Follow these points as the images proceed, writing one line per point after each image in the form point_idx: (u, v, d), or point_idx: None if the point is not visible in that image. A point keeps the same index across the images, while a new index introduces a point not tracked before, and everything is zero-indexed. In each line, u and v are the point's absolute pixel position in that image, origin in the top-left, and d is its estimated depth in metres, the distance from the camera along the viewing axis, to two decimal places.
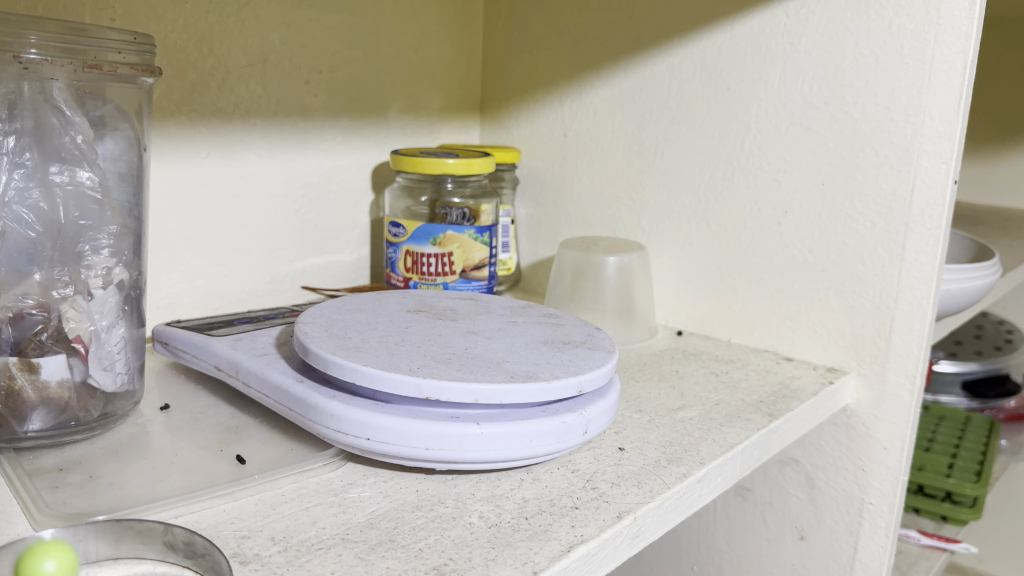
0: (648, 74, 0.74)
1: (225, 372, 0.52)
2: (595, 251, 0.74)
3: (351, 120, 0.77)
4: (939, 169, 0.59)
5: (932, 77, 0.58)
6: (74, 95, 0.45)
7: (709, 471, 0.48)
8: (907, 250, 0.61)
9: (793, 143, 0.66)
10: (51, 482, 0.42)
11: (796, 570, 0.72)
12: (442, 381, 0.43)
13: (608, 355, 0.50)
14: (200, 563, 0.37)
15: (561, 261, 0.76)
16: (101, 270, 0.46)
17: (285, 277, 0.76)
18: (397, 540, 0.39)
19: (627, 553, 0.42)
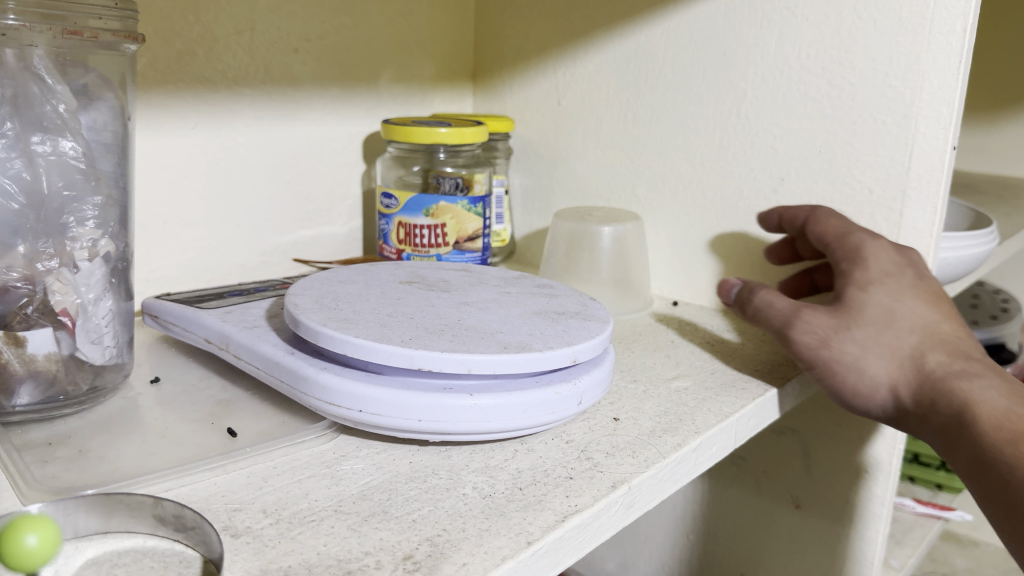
0: (643, 40, 0.73)
1: (215, 345, 0.51)
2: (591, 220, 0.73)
3: (341, 89, 0.76)
4: (938, 135, 0.58)
5: (931, 41, 0.57)
6: (55, 63, 0.44)
7: (704, 441, 0.48)
8: (905, 218, 0.61)
9: (790, 110, 0.65)
10: (40, 456, 0.42)
11: (792, 539, 0.72)
12: (435, 352, 0.43)
13: (603, 325, 0.50)
14: (191, 536, 0.37)
15: (556, 230, 0.75)
16: (86, 242, 0.45)
17: (277, 249, 0.75)
18: (390, 512, 0.39)
19: (622, 523, 0.42)
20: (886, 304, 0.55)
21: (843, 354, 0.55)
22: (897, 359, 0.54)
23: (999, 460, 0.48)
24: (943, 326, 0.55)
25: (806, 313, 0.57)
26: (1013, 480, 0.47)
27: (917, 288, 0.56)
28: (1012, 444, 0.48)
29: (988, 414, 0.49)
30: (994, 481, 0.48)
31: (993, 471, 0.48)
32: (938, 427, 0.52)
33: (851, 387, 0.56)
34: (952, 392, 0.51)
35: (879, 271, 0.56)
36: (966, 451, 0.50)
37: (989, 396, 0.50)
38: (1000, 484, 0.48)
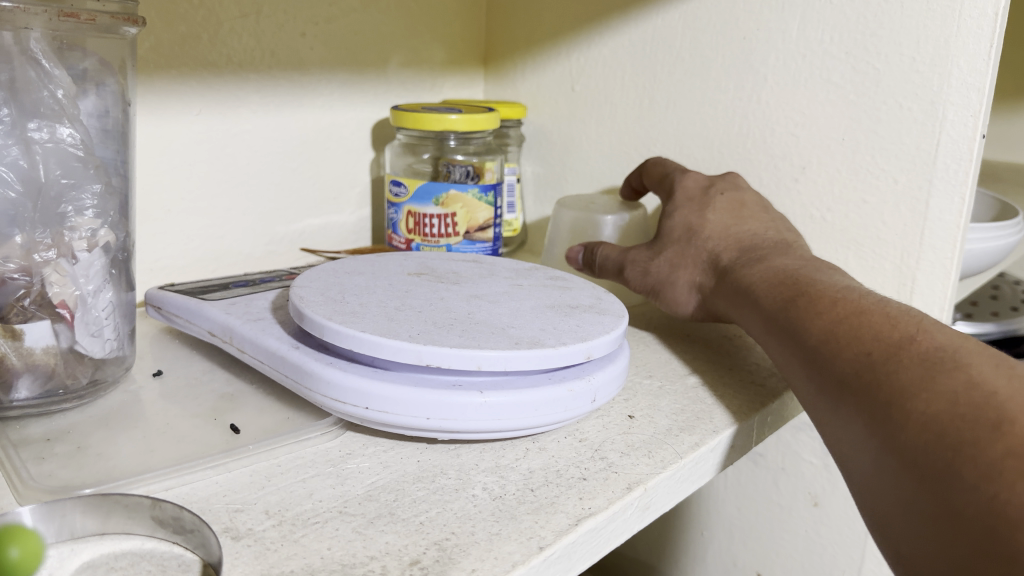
0: (659, 24, 0.71)
1: (219, 338, 0.50)
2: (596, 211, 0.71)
3: (349, 75, 0.75)
4: (967, 122, 0.56)
5: (960, 24, 0.55)
6: (52, 47, 0.42)
7: (722, 440, 0.46)
8: (931, 208, 0.59)
9: (812, 96, 0.63)
10: (38, 452, 0.41)
11: (809, 537, 0.71)
12: (444, 348, 0.41)
13: (618, 320, 0.48)
14: (190, 538, 0.36)
15: (559, 220, 0.73)
16: (85, 232, 0.44)
17: (283, 238, 0.73)
18: (397, 514, 0.37)
19: (637, 526, 0.40)
20: (683, 220, 0.62)
21: (657, 273, 0.61)
22: (699, 263, 0.60)
23: (778, 322, 0.49)
24: (744, 228, 0.60)
25: (632, 250, 0.63)
26: (791, 332, 0.47)
27: (717, 202, 0.61)
28: (787, 303, 0.49)
29: (764, 285, 0.52)
30: (779, 342, 0.48)
31: (778, 332, 0.49)
32: (738, 309, 0.55)
33: (675, 305, 0.61)
34: (736, 273, 0.56)
35: (686, 199, 0.62)
36: (753, 319, 0.52)
37: (761, 270, 0.54)
38: (784, 341, 0.48)
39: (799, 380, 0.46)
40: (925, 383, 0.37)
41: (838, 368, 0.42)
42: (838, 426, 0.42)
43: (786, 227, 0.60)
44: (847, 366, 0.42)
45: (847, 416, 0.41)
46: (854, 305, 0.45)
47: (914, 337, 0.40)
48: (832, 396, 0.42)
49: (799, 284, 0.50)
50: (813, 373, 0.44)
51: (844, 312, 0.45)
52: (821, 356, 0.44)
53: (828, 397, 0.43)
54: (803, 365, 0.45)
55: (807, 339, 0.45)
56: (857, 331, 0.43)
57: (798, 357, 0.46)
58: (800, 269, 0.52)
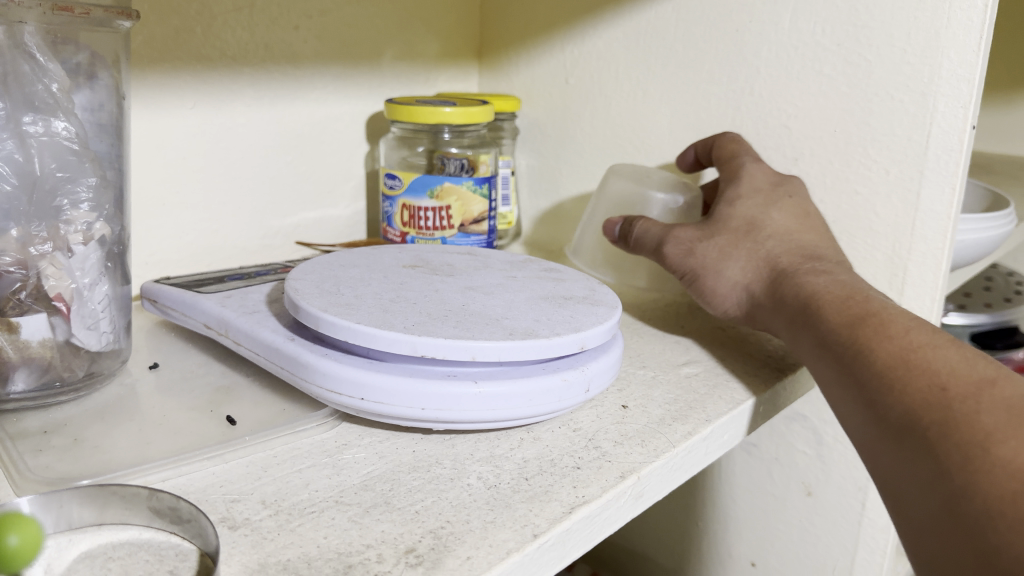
0: (652, 17, 0.71)
1: (215, 330, 0.50)
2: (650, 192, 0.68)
3: (343, 68, 0.75)
4: (957, 113, 0.56)
5: (950, 16, 0.55)
6: (46, 41, 0.42)
7: (715, 429, 0.47)
8: (922, 199, 0.59)
9: (804, 88, 0.63)
10: (35, 445, 0.41)
11: (803, 526, 0.71)
12: (438, 339, 0.41)
13: (612, 311, 0.48)
14: (186, 529, 0.35)
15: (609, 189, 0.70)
16: (81, 225, 0.44)
17: (278, 232, 0.74)
18: (393, 503, 0.38)
19: (630, 514, 0.41)
20: (739, 214, 0.59)
21: (701, 263, 0.59)
22: (750, 261, 0.58)
23: (840, 337, 0.47)
24: (801, 236, 0.58)
25: (677, 231, 0.61)
26: (855, 349, 0.46)
27: (784, 202, 0.59)
28: (855, 322, 0.47)
29: (828, 297, 0.50)
30: (835, 356, 0.47)
31: (837, 347, 0.47)
32: (784, 319, 0.54)
33: (711, 299, 0.59)
34: (788, 279, 0.54)
35: (747, 192, 0.60)
36: (804, 329, 0.51)
37: (821, 281, 0.52)
38: (842, 356, 0.47)
39: (853, 400, 0.45)
40: (1012, 431, 0.36)
41: (904, 399, 0.41)
42: (893, 457, 0.41)
43: (837, 242, 0.59)
44: (918, 399, 0.41)
45: (906, 449, 0.40)
46: (929, 336, 0.44)
47: (996, 385, 0.39)
48: (893, 424, 0.42)
49: (869, 304, 0.48)
50: (877, 395, 0.43)
51: (921, 343, 0.43)
52: (887, 383, 0.43)
53: (886, 425, 0.42)
54: (861, 384, 0.44)
55: (874, 362, 0.44)
56: (932, 365, 0.42)
57: (857, 377, 0.45)
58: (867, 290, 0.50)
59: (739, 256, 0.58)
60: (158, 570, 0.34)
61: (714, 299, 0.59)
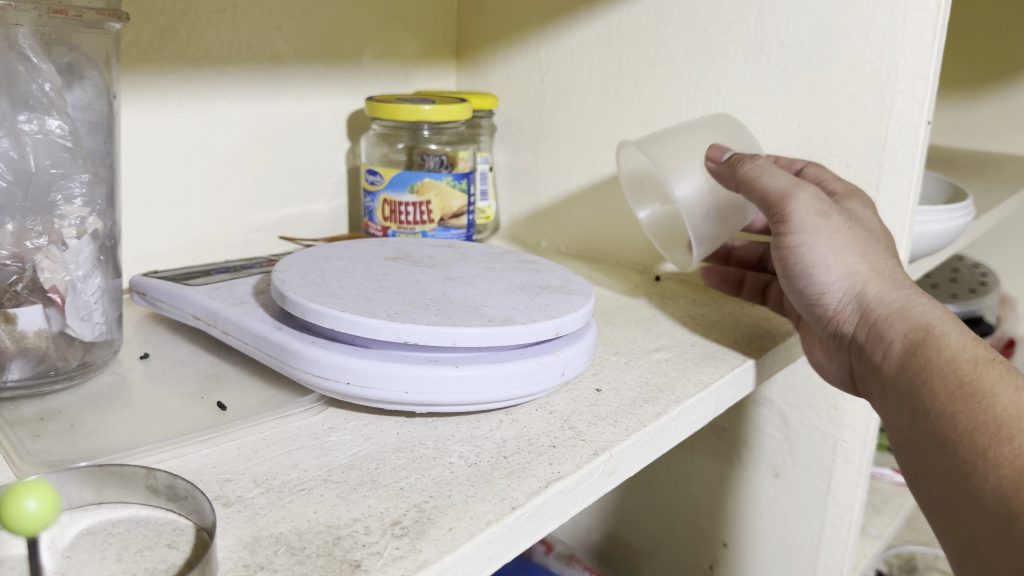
0: (625, 17, 0.74)
1: (204, 321, 0.52)
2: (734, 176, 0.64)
3: (324, 67, 0.77)
4: (913, 110, 0.59)
5: (906, 17, 0.58)
6: (40, 42, 0.44)
7: (684, 410, 0.49)
8: (881, 192, 0.62)
9: (770, 85, 0.66)
10: (33, 430, 0.43)
11: (772, 507, 0.74)
12: (420, 326, 0.44)
13: (586, 299, 0.51)
14: (183, 505, 0.37)
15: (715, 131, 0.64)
16: (74, 220, 0.46)
17: (262, 227, 0.75)
18: (378, 480, 0.40)
19: (604, 489, 0.43)
20: (862, 219, 0.56)
21: (822, 231, 0.54)
22: (869, 259, 0.54)
23: (960, 367, 0.45)
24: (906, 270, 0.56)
25: (806, 189, 0.55)
26: (974, 383, 0.44)
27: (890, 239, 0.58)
28: (980, 361, 0.46)
29: (956, 331, 0.48)
30: (949, 384, 0.45)
31: (952, 376, 0.45)
32: (886, 337, 0.51)
33: (805, 279, 0.56)
34: (905, 299, 0.52)
35: (868, 209, 0.58)
36: (921, 350, 0.48)
37: (945, 316, 0.50)
38: (957, 385, 0.45)
39: (956, 430, 0.44)
40: None
41: (1022, 449, 0.40)
42: (994, 500, 0.40)
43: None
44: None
45: (1012, 498, 0.39)
46: None
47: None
48: (999, 468, 0.40)
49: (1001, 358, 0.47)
50: (986, 435, 0.42)
51: None
52: (1004, 426, 0.42)
53: (987, 470, 0.41)
54: (972, 420, 0.43)
55: (994, 403, 0.43)
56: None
57: (970, 414, 0.43)
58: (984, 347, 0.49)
59: (857, 249, 0.54)
60: (156, 543, 0.35)
61: (808, 276, 0.56)
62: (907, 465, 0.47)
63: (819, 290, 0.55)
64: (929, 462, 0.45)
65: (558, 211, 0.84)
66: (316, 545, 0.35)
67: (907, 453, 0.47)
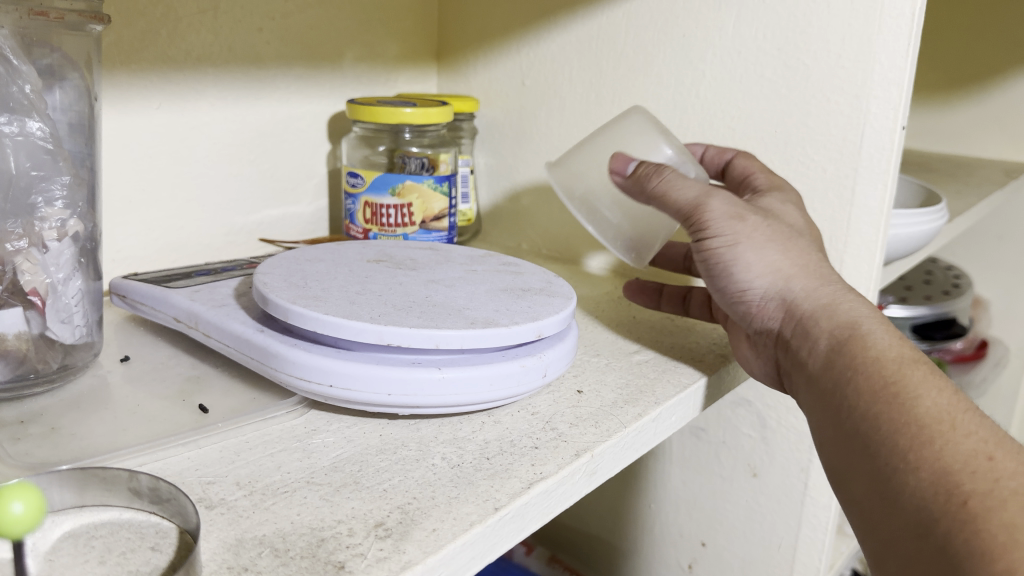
0: (605, 21, 0.74)
1: (185, 323, 0.52)
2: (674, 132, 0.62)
3: (305, 68, 0.77)
4: (888, 115, 0.60)
5: (881, 24, 0.59)
6: (20, 44, 0.44)
7: (664, 410, 0.50)
8: (857, 195, 0.63)
9: (747, 90, 0.67)
10: (13, 433, 0.42)
11: (749, 506, 0.75)
12: (404, 328, 0.44)
13: (567, 301, 0.51)
14: (166, 507, 0.37)
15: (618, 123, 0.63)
16: (55, 222, 0.45)
17: (242, 229, 0.75)
18: (362, 482, 0.40)
19: (585, 489, 0.44)
20: (785, 214, 0.56)
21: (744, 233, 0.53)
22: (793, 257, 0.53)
23: (886, 367, 0.45)
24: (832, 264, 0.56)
25: (718, 194, 0.54)
26: (899, 384, 0.44)
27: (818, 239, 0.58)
28: (906, 361, 0.45)
29: (881, 329, 0.48)
30: (875, 384, 0.45)
31: (877, 376, 0.45)
32: (813, 332, 0.50)
33: (727, 276, 0.54)
34: (831, 294, 0.51)
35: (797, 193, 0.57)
36: (847, 348, 0.48)
37: (872, 313, 0.50)
38: (882, 384, 0.44)
39: (880, 432, 0.43)
40: None
41: (944, 452, 0.40)
42: (915, 503, 0.40)
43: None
44: (959, 455, 0.40)
45: (931, 500, 0.39)
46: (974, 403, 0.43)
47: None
48: (920, 471, 0.40)
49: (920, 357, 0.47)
50: (909, 436, 0.42)
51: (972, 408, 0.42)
52: (927, 429, 0.41)
53: (908, 472, 0.41)
54: (895, 421, 0.43)
55: (917, 404, 0.43)
56: (983, 431, 0.41)
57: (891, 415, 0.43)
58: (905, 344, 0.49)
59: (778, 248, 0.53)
60: (139, 547, 0.35)
61: (729, 275, 0.54)
62: (830, 465, 0.47)
63: (739, 288, 0.54)
64: (852, 461, 0.45)
65: (538, 213, 0.85)
66: (301, 547, 0.35)
67: (833, 453, 0.47)
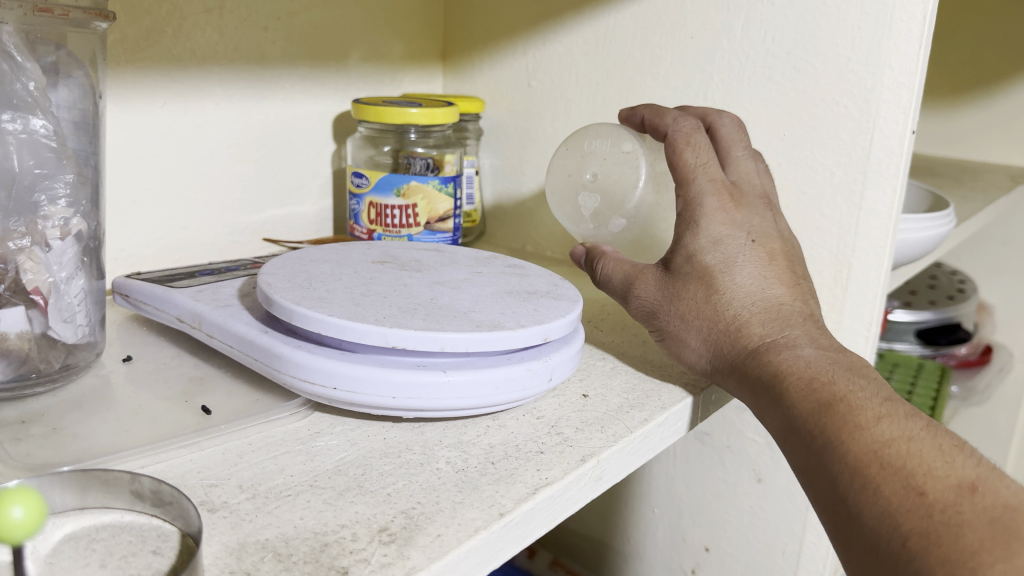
0: (612, 22, 0.74)
1: (188, 323, 0.51)
2: (578, 162, 0.63)
3: (310, 68, 0.76)
4: (898, 119, 0.60)
5: (892, 27, 0.59)
6: (25, 41, 0.43)
7: (669, 416, 0.50)
8: (865, 200, 0.62)
9: (755, 93, 0.66)
10: (14, 434, 0.42)
11: (753, 512, 0.74)
12: (408, 331, 0.43)
13: (573, 305, 0.51)
14: (168, 511, 0.37)
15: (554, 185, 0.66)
16: (58, 221, 0.45)
17: (246, 229, 0.75)
18: (365, 486, 0.40)
19: (590, 495, 0.43)
20: (697, 239, 0.53)
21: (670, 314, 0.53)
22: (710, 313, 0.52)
23: (808, 422, 0.43)
24: (772, 283, 0.53)
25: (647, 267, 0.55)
26: (824, 436, 0.42)
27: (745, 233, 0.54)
28: (825, 407, 0.43)
29: (803, 377, 0.45)
30: (805, 442, 0.43)
31: (805, 434, 0.43)
32: (753, 387, 0.48)
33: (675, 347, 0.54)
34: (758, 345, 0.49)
35: (720, 219, 0.53)
36: (775, 409, 0.46)
37: (800, 358, 0.47)
38: (810, 441, 0.42)
39: (821, 489, 0.41)
40: (1001, 553, 0.33)
41: (876, 498, 0.38)
42: (864, 557, 0.38)
43: (815, 292, 0.54)
44: (891, 497, 0.37)
45: (876, 552, 0.37)
46: (898, 427, 0.40)
47: (977, 490, 0.36)
48: (861, 522, 0.38)
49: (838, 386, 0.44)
50: (844, 489, 0.39)
51: (895, 435, 0.40)
52: (856, 477, 0.39)
53: (851, 525, 0.39)
54: (828, 476, 0.41)
55: (843, 452, 0.40)
56: (910, 462, 0.38)
57: (820, 475, 0.41)
58: (837, 363, 0.46)
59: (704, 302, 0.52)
60: (141, 550, 0.35)
61: (674, 341, 0.54)
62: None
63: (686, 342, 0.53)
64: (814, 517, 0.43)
65: (543, 215, 0.84)
66: (304, 552, 0.34)
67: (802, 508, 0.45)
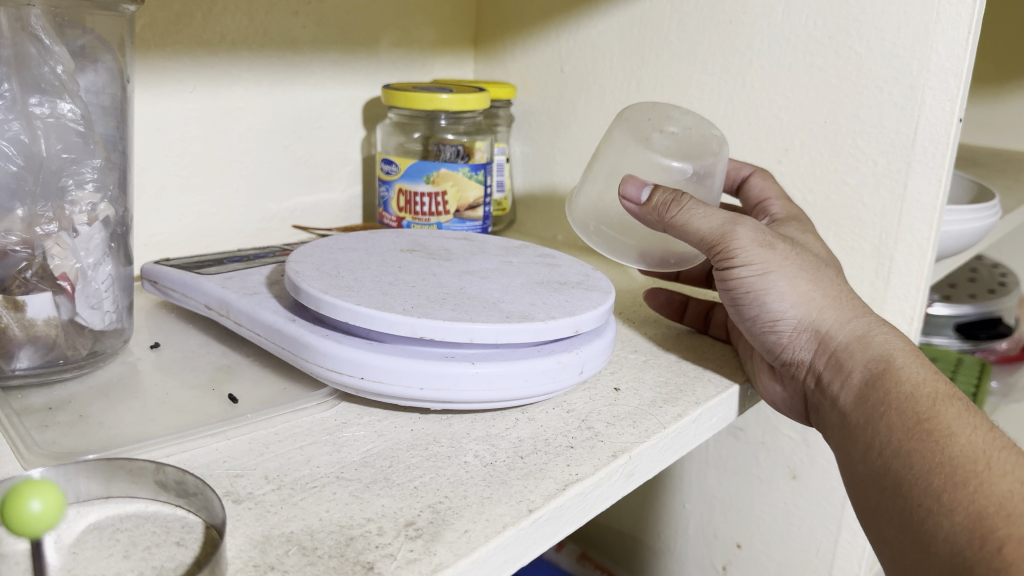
0: (648, 6, 0.72)
1: (216, 311, 0.51)
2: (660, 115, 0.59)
3: (341, 53, 0.75)
4: (944, 107, 0.58)
5: (940, 10, 0.57)
6: (52, 24, 0.42)
7: (704, 411, 0.48)
8: (909, 190, 0.60)
9: (796, 79, 0.65)
10: (40, 421, 0.42)
11: (788, 509, 0.73)
12: (436, 321, 0.42)
13: (606, 296, 0.50)
14: (193, 501, 0.36)
15: (611, 135, 0.60)
16: (85, 206, 0.45)
17: (275, 216, 0.74)
18: (392, 479, 0.39)
19: (622, 492, 0.42)
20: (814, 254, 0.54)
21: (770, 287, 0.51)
22: (823, 287, 0.51)
23: (919, 403, 0.43)
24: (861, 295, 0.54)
25: (742, 222, 0.51)
26: (933, 422, 0.42)
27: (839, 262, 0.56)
28: (939, 397, 0.43)
29: (916, 363, 0.46)
30: (909, 421, 0.43)
31: (911, 413, 0.43)
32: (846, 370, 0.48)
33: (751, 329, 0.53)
34: (864, 326, 0.49)
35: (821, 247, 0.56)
36: (878, 384, 0.46)
37: (905, 346, 0.48)
38: (915, 423, 0.43)
39: (913, 471, 0.41)
40: None
41: (977, 495, 0.38)
42: (949, 548, 0.38)
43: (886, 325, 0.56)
44: (994, 498, 0.38)
45: (965, 545, 0.37)
46: (1005, 441, 0.41)
47: None
48: (955, 514, 0.39)
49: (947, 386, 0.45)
50: (943, 478, 0.40)
51: (1003, 445, 0.41)
52: (960, 469, 0.40)
53: (941, 515, 0.39)
54: (928, 460, 0.41)
55: (951, 442, 0.41)
56: (1017, 471, 0.39)
57: (925, 453, 0.41)
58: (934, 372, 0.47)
59: (810, 277, 0.51)
60: (164, 541, 0.34)
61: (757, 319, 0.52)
62: (859, 504, 0.46)
63: (770, 317, 0.51)
64: (883, 501, 0.43)
65: None
66: (328, 545, 0.34)
67: (863, 491, 0.45)
